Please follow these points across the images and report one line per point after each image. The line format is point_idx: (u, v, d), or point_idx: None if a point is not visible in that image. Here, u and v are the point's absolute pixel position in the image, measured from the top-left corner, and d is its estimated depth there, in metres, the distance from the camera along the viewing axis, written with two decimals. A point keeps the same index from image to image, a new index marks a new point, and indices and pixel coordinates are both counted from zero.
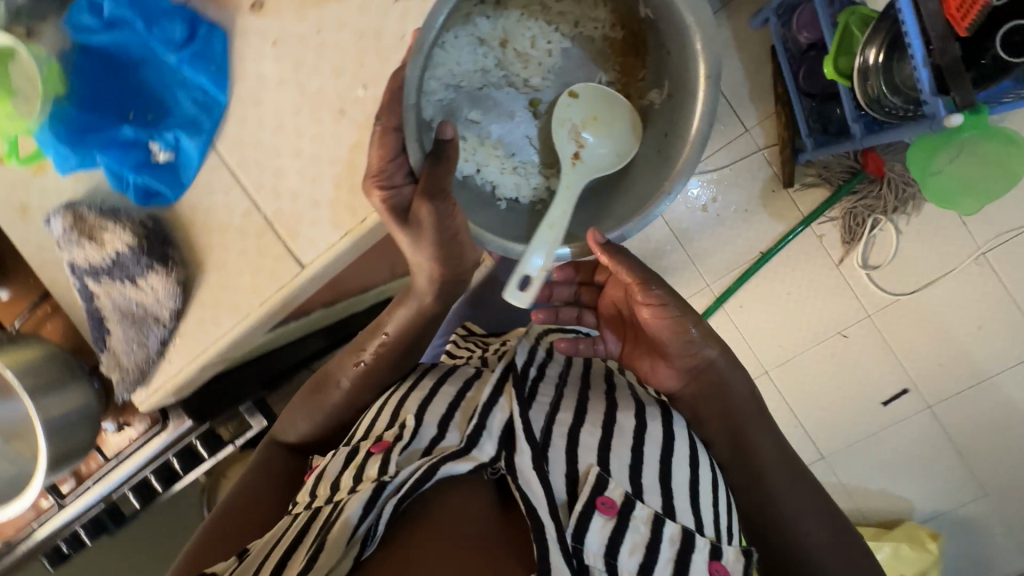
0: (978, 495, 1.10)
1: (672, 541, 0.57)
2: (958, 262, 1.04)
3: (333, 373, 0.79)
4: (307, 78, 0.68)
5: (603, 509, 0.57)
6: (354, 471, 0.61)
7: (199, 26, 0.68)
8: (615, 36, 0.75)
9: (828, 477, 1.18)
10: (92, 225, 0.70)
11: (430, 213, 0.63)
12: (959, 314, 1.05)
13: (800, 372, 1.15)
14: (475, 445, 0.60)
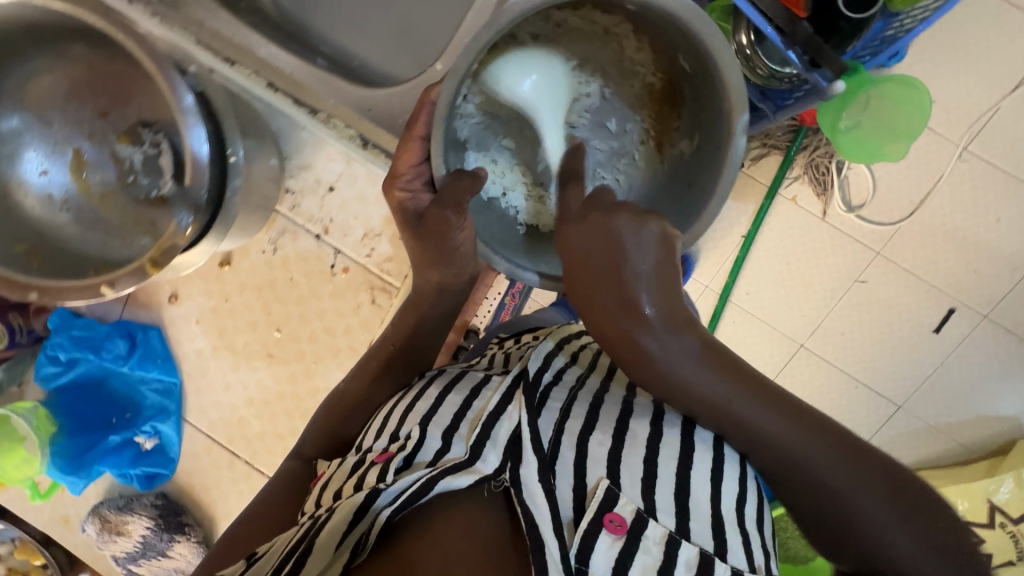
0: None
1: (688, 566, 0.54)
2: (945, 166, 1.00)
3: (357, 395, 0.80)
4: (233, 337, 0.99)
5: (611, 527, 0.54)
6: (356, 478, 0.60)
7: (136, 336, 0.98)
8: (655, 80, 0.69)
9: (914, 425, 1.09)
10: (116, 522, 1.00)
11: (439, 220, 0.66)
12: (971, 215, 1.00)
13: (835, 334, 1.09)
14: (478, 458, 0.57)
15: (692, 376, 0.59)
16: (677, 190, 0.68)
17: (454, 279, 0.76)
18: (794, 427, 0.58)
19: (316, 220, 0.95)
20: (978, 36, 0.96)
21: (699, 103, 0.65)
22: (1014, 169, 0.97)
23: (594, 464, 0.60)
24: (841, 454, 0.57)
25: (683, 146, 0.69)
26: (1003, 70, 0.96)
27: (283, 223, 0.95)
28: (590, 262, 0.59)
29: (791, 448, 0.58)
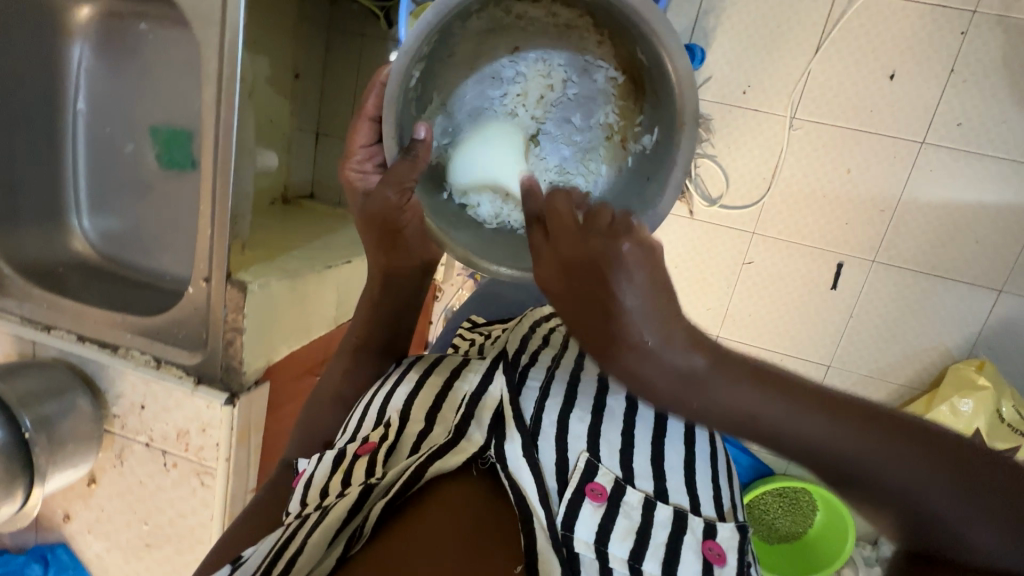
0: (994, 297, 1.01)
1: (665, 526, 0.61)
2: (783, 138, 1.04)
3: None
4: (116, 534, 0.96)
5: (592, 495, 0.61)
6: (339, 475, 0.64)
7: (48, 555, 0.99)
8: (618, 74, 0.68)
9: (848, 378, 1.10)
10: None
11: (383, 203, 0.68)
12: (823, 174, 1.04)
13: (744, 315, 1.13)
14: (463, 437, 0.63)
15: (727, 402, 0.45)
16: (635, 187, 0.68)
17: (389, 293, 0.81)
18: (870, 437, 0.43)
19: (140, 431, 0.86)
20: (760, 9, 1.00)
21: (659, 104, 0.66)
22: (845, 119, 1.01)
23: (576, 437, 0.66)
24: (932, 467, 0.42)
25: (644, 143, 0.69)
26: (795, 30, 0.99)
27: (119, 442, 0.88)
28: (573, 298, 0.48)
29: (872, 468, 0.43)
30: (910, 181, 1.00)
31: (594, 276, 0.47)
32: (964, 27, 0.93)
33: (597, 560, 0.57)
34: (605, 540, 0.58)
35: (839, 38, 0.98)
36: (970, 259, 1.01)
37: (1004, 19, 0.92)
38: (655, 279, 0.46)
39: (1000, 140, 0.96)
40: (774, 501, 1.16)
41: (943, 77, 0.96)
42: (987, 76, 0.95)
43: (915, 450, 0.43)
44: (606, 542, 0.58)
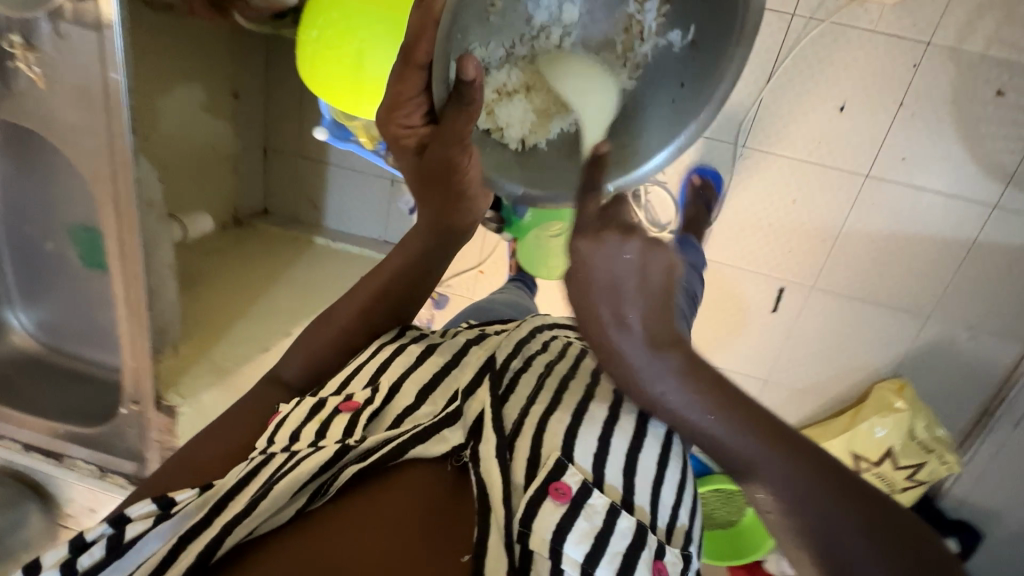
0: (923, 321, 1.06)
1: (625, 534, 0.50)
2: (731, 168, 1.04)
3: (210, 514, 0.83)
4: None
5: (557, 496, 0.49)
6: (312, 427, 0.53)
7: None
8: None
9: (785, 391, 1.17)
10: None
11: (440, 160, 0.57)
12: (767, 204, 1.05)
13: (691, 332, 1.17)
14: (444, 424, 0.53)
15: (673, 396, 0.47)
16: (665, 87, 0.66)
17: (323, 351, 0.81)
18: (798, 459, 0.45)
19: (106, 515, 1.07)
20: None
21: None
22: (794, 150, 1.00)
23: (551, 438, 0.54)
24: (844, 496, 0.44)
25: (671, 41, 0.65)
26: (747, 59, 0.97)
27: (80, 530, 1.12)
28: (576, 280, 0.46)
29: (791, 482, 0.45)
30: (852, 211, 1.02)
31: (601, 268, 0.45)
32: (916, 60, 0.92)
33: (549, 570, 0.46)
34: (563, 537, 0.47)
35: (786, 72, 0.96)
36: (905, 286, 1.05)
37: (957, 53, 0.90)
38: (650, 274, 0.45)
39: (942, 174, 0.97)
40: (712, 496, 1.27)
41: (893, 109, 0.95)
42: (935, 111, 0.94)
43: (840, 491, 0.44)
44: (561, 545, 0.47)
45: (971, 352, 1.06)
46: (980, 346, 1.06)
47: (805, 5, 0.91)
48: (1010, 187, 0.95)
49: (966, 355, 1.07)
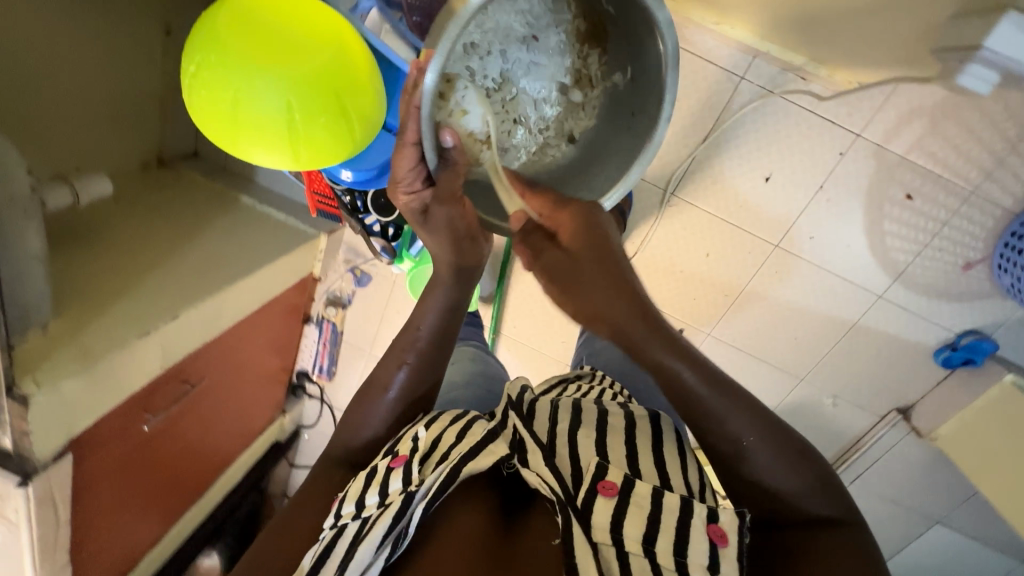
0: (796, 381, 1.16)
1: (671, 510, 0.52)
2: (658, 211, 1.07)
3: (156, 457, 0.92)
4: None
5: (605, 492, 0.53)
6: (377, 490, 0.53)
7: None
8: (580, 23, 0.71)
9: None
10: None
11: (445, 213, 0.66)
12: (684, 253, 1.09)
13: None
14: (491, 442, 0.55)
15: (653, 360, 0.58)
16: (621, 118, 0.74)
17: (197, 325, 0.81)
18: (741, 405, 0.57)
19: None
20: None
21: (626, 36, 0.69)
22: (718, 208, 1.04)
23: (586, 449, 0.59)
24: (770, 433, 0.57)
25: (614, 80, 0.74)
26: (692, 111, 0.97)
27: None
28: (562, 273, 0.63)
29: (743, 427, 0.57)
30: (757, 275, 1.07)
31: (591, 253, 0.62)
32: (843, 149, 0.94)
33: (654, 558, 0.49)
34: (620, 530, 0.50)
35: (722, 132, 0.98)
36: (787, 349, 1.13)
37: (880, 150, 0.93)
38: (606, 246, 0.63)
39: (844, 259, 1.03)
40: None
41: (813, 190, 0.99)
42: (849, 200, 0.98)
43: (766, 427, 0.57)
44: (625, 535, 0.50)
45: (830, 416, 1.18)
46: (840, 413, 1.18)
47: (754, 72, 0.92)
48: (896, 282, 1.02)
49: (826, 417, 1.19)
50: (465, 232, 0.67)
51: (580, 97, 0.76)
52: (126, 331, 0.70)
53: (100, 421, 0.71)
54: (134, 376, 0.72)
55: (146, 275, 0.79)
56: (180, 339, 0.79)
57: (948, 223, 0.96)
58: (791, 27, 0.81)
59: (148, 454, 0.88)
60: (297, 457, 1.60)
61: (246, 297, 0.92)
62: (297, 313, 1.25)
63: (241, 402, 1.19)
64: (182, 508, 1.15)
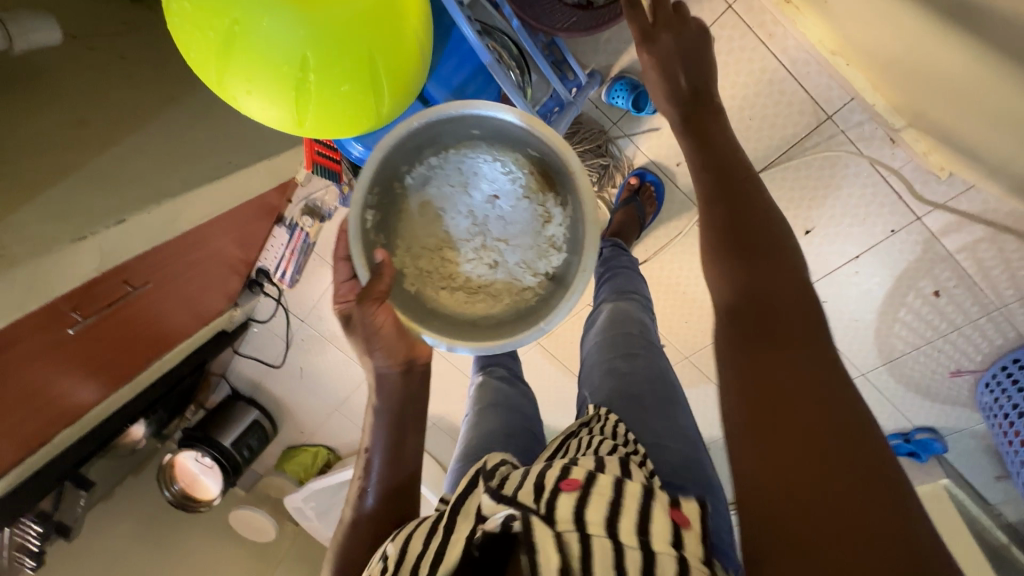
0: None
1: (634, 495, 0.38)
2: (685, 226, 0.99)
3: (85, 337, 0.84)
4: None
5: (565, 492, 0.39)
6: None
7: None
8: (528, 173, 0.64)
9: None
10: None
11: (361, 324, 0.59)
12: (694, 275, 1.02)
13: (566, 342, 1.15)
14: (454, 528, 0.41)
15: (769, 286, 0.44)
16: (580, 252, 0.63)
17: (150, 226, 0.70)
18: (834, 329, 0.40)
19: None
20: (740, 92, 0.85)
21: (561, 172, 0.63)
22: None
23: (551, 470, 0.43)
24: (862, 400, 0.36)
25: (572, 217, 0.64)
26: (762, 135, 0.87)
27: None
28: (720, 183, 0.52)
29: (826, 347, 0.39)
30: None
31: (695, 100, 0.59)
32: (895, 227, 0.87)
33: (638, 554, 0.35)
34: (583, 518, 0.37)
35: (783, 167, 0.88)
36: None
37: (932, 241, 0.86)
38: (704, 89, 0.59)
39: (847, 331, 0.99)
40: None
41: (845, 257, 0.92)
42: (878, 277, 0.92)
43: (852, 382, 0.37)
44: (586, 521, 0.37)
45: None
46: None
47: (844, 116, 0.81)
48: (885, 366, 1.00)
49: None
50: (380, 336, 0.60)
51: (547, 237, 0.65)
52: (59, 231, 0.59)
53: (21, 318, 0.63)
54: (64, 280, 0.62)
55: (92, 157, 0.66)
56: (123, 241, 0.68)
57: (958, 329, 0.92)
58: (903, 91, 0.70)
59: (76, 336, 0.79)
60: (242, 346, 1.54)
61: (212, 201, 0.80)
62: (269, 214, 1.17)
63: (194, 295, 1.12)
64: (110, 385, 1.08)
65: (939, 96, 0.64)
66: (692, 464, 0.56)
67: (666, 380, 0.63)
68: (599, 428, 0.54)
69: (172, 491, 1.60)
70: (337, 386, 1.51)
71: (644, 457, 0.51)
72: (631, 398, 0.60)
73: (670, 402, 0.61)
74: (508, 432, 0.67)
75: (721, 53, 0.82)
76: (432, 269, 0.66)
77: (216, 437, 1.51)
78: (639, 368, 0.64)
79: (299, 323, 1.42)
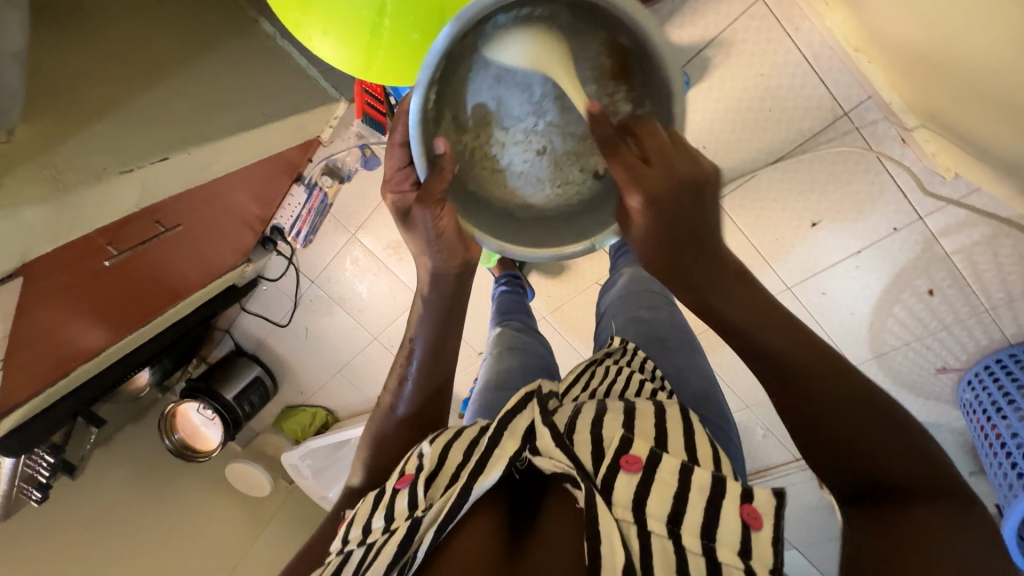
0: (742, 407, 1.21)
1: (701, 490, 0.42)
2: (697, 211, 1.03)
3: (109, 275, 0.86)
4: None
5: (627, 467, 0.44)
6: (382, 513, 0.46)
7: None
8: (604, 60, 0.53)
9: None
10: None
11: (422, 220, 0.59)
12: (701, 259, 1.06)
13: (571, 317, 1.19)
14: (498, 445, 0.46)
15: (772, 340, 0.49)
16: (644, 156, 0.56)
17: (186, 169, 0.72)
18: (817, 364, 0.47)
19: None
20: (761, 82, 0.88)
21: (650, 75, 0.51)
22: (749, 230, 1.01)
23: (610, 426, 0.49)
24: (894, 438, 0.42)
25: (638, 122, 0.55)
26: (779, 125, 0.90)
27: None
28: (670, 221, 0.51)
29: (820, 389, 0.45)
30: None
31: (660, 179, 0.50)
32: (897, 226, 0.91)
33: (701, 558, 0.39)
34: (643, 506, 0.42)
35: (796, 160, 0.92)
36: (748, 378, 1.16)
37: (932, 241, 0.90)
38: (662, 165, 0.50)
39: (843, 323, 1.03)
40: None
41: (847, 252, 0.96)
42: (876, 273, 0.96)
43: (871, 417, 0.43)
44: (647, 513, 0.41)
45: (757, 445, 1.24)
46: (765, 444, 1.24)
47: (860, 114, 0.85)
48: (874, 360, 1.04)
49: (753, 445, 1.25)
50: (439, 240, 0.61)
51: None
52: (107, 163, 0.61)
53: (62, 247, 0.65)
54: (106, 212, 0.64)
55: (138, 95, 0.68)
56: (161, 181, 0.70)
57: (947, 328, 0.95)
58: (920, 90, 0.74)
59: (102, 272, 0.81)
60: (250, 302, 1.57)
61: (245, 151, 0.83)
62: (290, 172, 1.19)
63: (212, 247, 1.15)
64: (124, 328, 1.10)
65: (954, 93, 0.67)
66: (707, 395, 0.67)
67: (682, 329, 0.76)
68: (631, 363, 0.65)
69: (172, 440, 1.63)
70: (340, 349, 1.54)
71: (668, 390, 0.62)
72: (657, 339, 0.73)
73: (688, 347, 0.73)
74: (527, 368, 0.78)
75: (747, 45, 0.85)
76: (472, 150, 0.58)
77: (220, 390, 1.53)
78: (662, 318, 0.77)
79: (309, 284, 1.44)
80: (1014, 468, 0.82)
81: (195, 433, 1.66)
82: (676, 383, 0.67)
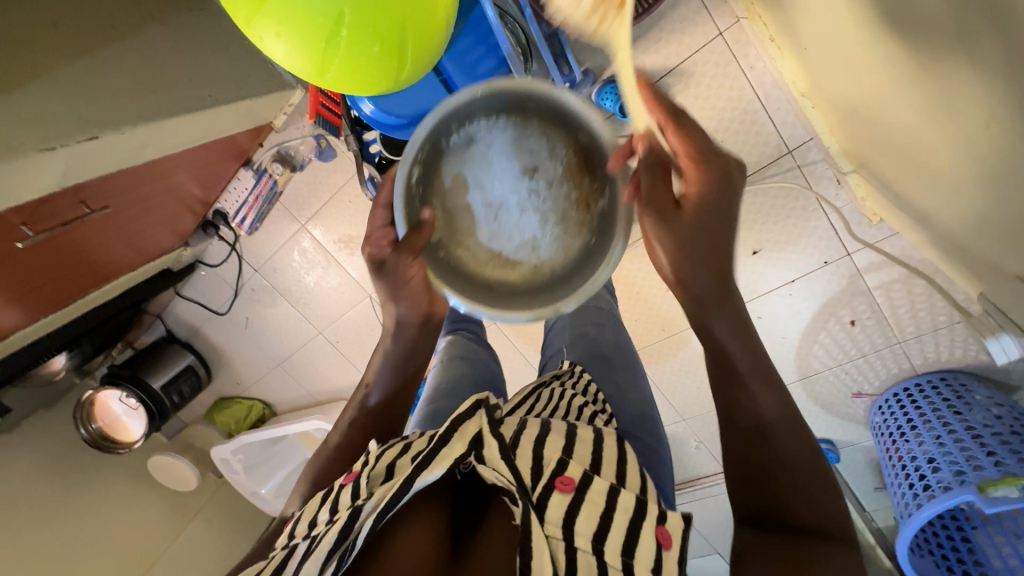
0: (678, 419, 1.26)
1: (625, 509, 0.44)
2: None
3: (26, 254, 0.79)
4: None
5: (561, 488, 0.45)
6: (327, 508, 0.45)
7: None
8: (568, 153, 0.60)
9: None
10: None
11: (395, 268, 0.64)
12: (651, 276, 1.09)
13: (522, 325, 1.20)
14: (445, 445, 0.47)
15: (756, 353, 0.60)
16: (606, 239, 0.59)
17: (120, 147, 0.67)
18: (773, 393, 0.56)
19: None
20: (716, 112, 0.91)
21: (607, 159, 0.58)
22: None
23: (552, 447, 0.50)
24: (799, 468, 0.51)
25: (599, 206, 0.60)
26: (730, 156, 0.94)
27: None
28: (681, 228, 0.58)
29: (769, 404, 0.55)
30: None
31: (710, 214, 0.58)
32: (828, 259, 0.97)
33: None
34: (573, 524, 0.42)
35: (741, 191, 0.97)
36: (686, 393, 1.21)
37: (856, 276, 0.97)
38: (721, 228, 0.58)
39: (774, 347, 1.09)
40: None
41: (782, 280, 1.02)
42: (808, 301, 1.02)
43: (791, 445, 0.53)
44: (576, 530, 0.42)
45: (690, 455, 1.30)
46: (696, 455, 1.30)
47: (803, 152, 0.90)
48: (800, 381, 1.11)
49: (686, 456, 1.31)
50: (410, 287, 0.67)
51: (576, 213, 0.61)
52: (27, 137, 0.56)
53: None
54: (21, 192, 0.58)
55: (69, 62, 0.63)
56: (96, 160, 0.65)
57: (865, 356, 1.03)
58: (855, 138, 0.79)
59: (14, 253, 0.74)
60: (185, 287, 1.48)
61: (190, 133, 0.78)
62: (237, 156, 1.14)
63: (146, 228, 1.07)
64: (39, 310, 1.01)
65: (882, 145, 0.72)
66: (647, 419, 0.71)
67: (626, 349, 0.80)
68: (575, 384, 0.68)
69: (89, 429, 1.51)
70: (282, 342, 1.48)
71: (608, 415, 0.65)
72: (601, 356, 0.77)
73: (631, 367, 0.78)
74: (477, 382, 0.79)
75: (705, 75, 0.89)
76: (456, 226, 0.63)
77: (147, 378, 1.44)
78: (608, 336, 0.81)
79: (252, 272, 1.38)
80: (911, 487, 0.90)
81: (115, 423, 1.56)
82: (616, 404, 0.71)
